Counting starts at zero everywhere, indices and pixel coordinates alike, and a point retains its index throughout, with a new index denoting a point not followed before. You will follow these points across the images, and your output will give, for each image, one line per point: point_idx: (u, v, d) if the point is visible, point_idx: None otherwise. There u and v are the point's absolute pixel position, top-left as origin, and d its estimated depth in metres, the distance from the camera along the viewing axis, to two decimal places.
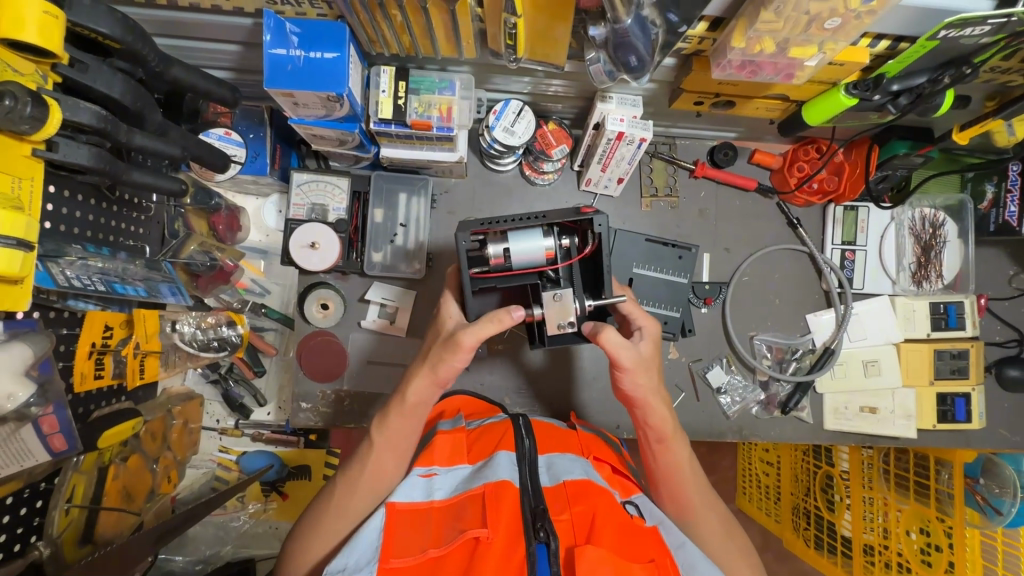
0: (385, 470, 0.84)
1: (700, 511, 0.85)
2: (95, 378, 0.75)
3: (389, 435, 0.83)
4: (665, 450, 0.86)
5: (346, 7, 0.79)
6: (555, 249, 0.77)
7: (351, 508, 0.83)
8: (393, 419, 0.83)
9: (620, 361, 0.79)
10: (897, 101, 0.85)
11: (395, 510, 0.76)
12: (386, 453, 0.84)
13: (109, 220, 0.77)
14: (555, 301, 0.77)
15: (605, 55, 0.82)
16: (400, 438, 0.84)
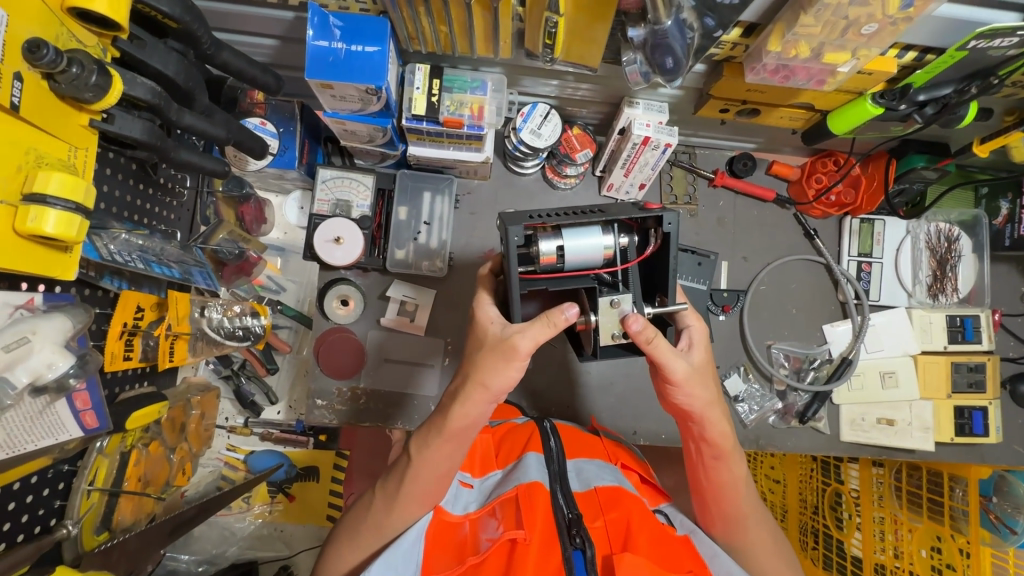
0: (426, 493, 0.77)
1: (744, 524, 0.85)
2: (125, 358, 0.75)
3: (433, 462, 0.75)
4: (722, 465, 0.83)
5: (391, 2, 0.81)
6: (615, 249, 0.72)
7: (388, 525, 0.78)
8: (438, 445, 0.75)
9: (677, 372, 0.74)
10: (924, 110, 0.88)
11: (442, 518, 0.78)
12: (428, 479, 0.76)
13: (144, 202, 0.77)
14: (611, 309, 0.72)
15: (642, 57, 0.84)
16: (444, 465, 0.76)
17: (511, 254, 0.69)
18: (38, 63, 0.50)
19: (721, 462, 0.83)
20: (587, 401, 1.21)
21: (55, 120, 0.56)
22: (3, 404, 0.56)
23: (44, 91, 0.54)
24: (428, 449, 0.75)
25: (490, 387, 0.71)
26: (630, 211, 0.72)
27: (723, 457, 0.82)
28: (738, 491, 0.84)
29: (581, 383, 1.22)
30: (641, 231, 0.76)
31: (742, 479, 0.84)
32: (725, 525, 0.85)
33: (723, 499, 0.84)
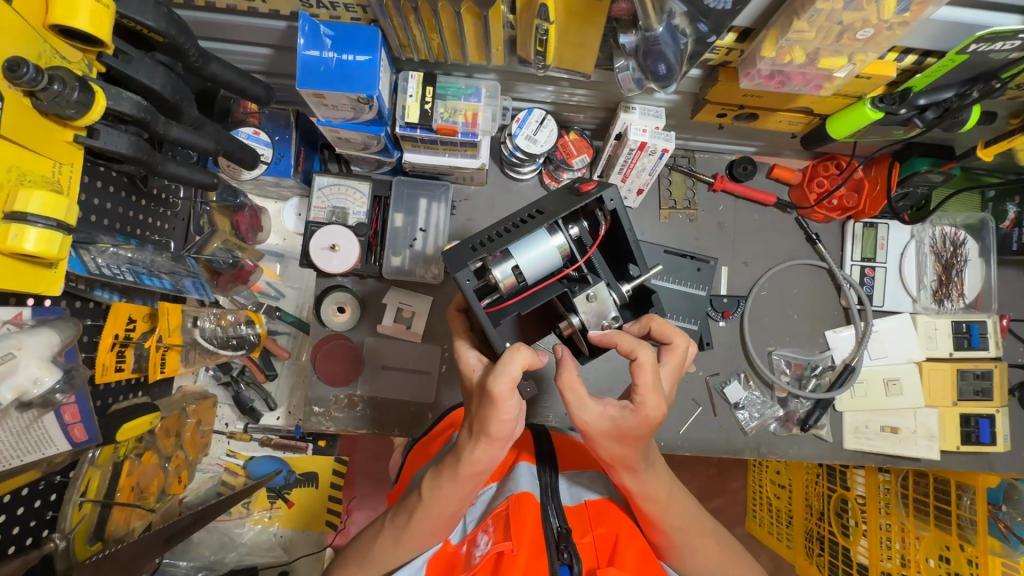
0: (434, 529, 0.75)
1: (698, 554, 0.79)
2: (117, 370, 0.75)
3: (443, 505, 0.72)
4: (661, 506, 0.76)
5: (381, 11, 0.80)
6: (568, 244, 0.73)
7: (393, 556, 0.77)
8: (450, 490, 0.70)
9: (586, 413, 0.68)
10: (924, 114, 0.86)
11: (446, 550, 0.77)
12: (436, 519, 0.73)
13: (137, 213, 0.78)
14: (590, 303, 0.72)
15: (634, 63, 0.83)
16: (454, 506, 0.72)
17: (472, 296, 0.69)
18: (18, 81, 0.50)
19: (647, 509, 0.76)
20: None
21: (38, 137, 0.56)
22: None
23: (26, 109, 0.54)
24: (439, 494, 0.71)
25: (493, 435, 0.64)
26: (569, 206, 0.73)
27: (654, 503, 0.75)
28: (683, 526, 0.78)
29: None
30: (587, 216, 0.78)
31: (683, 510, 0.78)
32: (687, 566, 0.80)
33: (665, 540, 0.79)
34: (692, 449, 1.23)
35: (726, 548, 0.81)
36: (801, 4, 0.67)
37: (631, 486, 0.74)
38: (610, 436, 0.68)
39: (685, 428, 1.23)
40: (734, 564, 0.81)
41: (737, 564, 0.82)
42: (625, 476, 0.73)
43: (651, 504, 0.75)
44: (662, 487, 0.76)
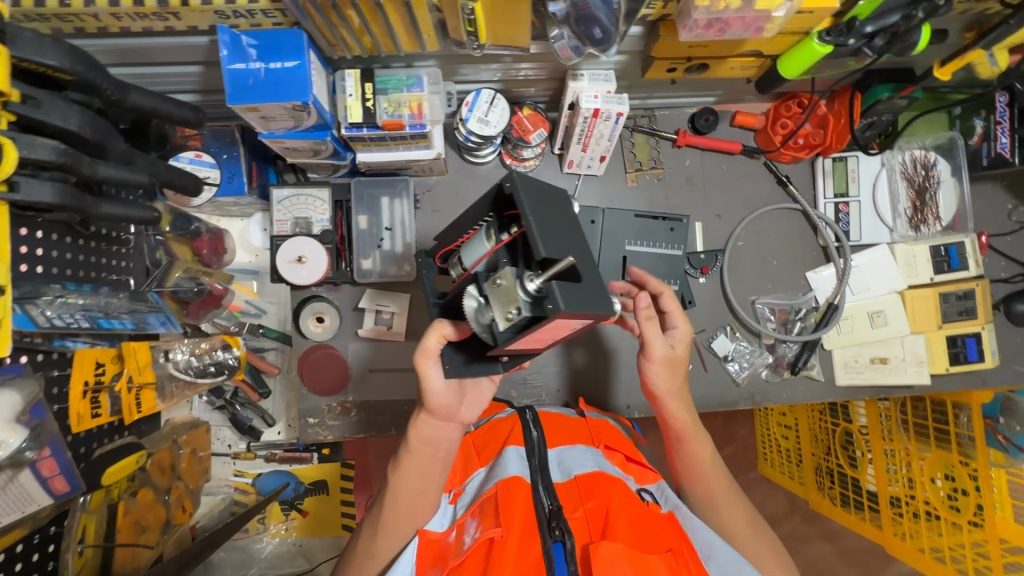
0: (404, 517, 0.78)
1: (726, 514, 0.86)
2: (94, 417, 0.75)
3: (413, 484, 0.78)
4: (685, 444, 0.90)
5: (301, 12, 0.77)
6: (497, 239, 0.63)
7: (378, 551, 0.79)
8: (416, 468, 0.77)
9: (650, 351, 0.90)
10: (873, 42, 0.83)
11: (429, 540, 0.77)
12: (408, 501, 0.78)
13: (88, 256, 0.77)
14: (496, 291, 0.59)
15: (568, 31, 0.80)
16: (424, 486, 0.78)
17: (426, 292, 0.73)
18: None
19: (692, 447, 0.91)
20: (575, 380, 1.24)
21: None
22: None
23: None
24: (408, 474, 0.77)
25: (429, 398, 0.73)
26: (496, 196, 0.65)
27: (690, 445, 0.91)
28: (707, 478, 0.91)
29: (564, 363, 1.24)
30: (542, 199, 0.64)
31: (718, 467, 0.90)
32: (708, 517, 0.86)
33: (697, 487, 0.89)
34: None
35: (751, 519, 0.86)
36: None
37: (677, 416, 0.92)
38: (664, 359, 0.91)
39: None
40: (756, 533, 0.84)
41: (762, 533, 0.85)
42: (667, 404, 0.92)
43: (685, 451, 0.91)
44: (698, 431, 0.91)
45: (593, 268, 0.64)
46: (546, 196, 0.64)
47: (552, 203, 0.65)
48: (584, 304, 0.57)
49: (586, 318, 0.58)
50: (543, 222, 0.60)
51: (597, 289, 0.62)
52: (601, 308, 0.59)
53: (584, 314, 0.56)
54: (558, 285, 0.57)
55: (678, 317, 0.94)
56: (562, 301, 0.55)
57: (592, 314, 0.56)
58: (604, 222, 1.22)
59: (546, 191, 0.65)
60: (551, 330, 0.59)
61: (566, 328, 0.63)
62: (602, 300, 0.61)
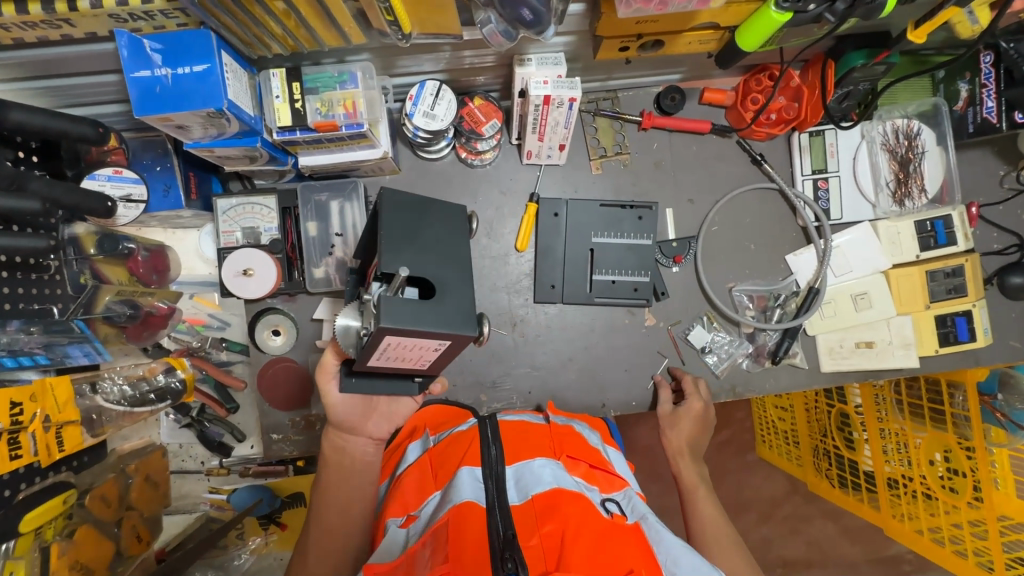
0: (327, 539, 0.87)
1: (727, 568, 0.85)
2: (12, 459, 0.70)
3: (336, 496, 0.89)
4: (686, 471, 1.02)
5: (201, 11, 0.71)
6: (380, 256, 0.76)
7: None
8: (338, 480, 0.91)
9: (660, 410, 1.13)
10: (835, 6, 0.75)
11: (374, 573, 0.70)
12: (332, 513, 0.88)
13: (4, 287, 0.73)
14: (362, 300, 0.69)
15: (496, 14, 0.73)
16: (343, 500, 0.89)
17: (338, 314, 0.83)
18: None
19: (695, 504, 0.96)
20: (547, 381, 1.19)
21: None
22: None
23: None
24: (330, 487, 0.90)
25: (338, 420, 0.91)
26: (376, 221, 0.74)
27: (701, 498, 0.96)
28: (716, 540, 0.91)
29: (535, 364, 1.19)
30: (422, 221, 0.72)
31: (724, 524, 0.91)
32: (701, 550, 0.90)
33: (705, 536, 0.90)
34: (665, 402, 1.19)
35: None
36: None
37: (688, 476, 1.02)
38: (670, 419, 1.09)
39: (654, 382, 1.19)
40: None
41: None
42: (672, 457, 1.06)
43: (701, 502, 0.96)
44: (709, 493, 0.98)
45: (459, 283, 0.70)
46: (417, 217, 0.72)
47: (425, 223, 0.72)
48: (421, 321, 0.64)
49: (428, 336, 0.65)
50: (397, 243, 0.69)
51: (455, 306, 0.68)
52: (445, 325, 0.66)
53: (420, 331, 0.64)
54: (394, 303, 0.64)
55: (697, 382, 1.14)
56: (391, 318, 0.62)
57: (428, 329, 0.64)
58: (567, 215, 1.17)
59: (414, 211, 0.72)
60: (401, 342, 0.67)
61: (429, 347, 0.69)
62: (458, 317, 0.67)
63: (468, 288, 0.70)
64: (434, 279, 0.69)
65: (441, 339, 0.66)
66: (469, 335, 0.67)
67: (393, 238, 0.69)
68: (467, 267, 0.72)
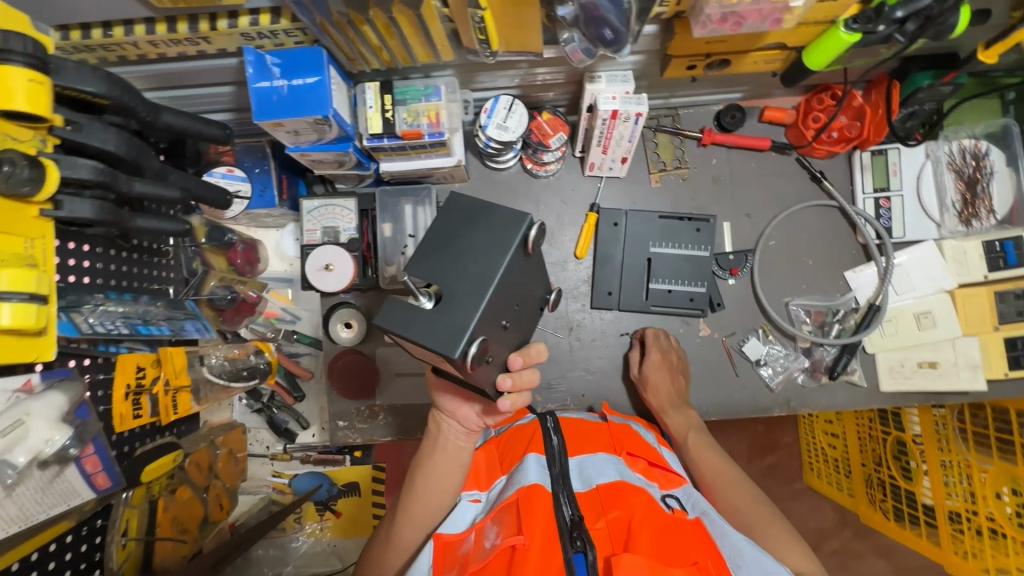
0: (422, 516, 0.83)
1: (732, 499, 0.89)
2: (135, 417, 0.80)
3: (429, 475, 0.82)
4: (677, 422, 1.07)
5: (318, 31, 0.80)
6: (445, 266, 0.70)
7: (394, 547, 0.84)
8: (431, 460, 0.82)
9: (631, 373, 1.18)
10: (906, 27, 0.78)
11: (445, 542, 0.77)
12: (425, 497, 0.82)
13: (132, 266, 0.83)
14: None
15: (579, 34, 0.80)
16: (439, 486, 0.82)
17: None
18: None
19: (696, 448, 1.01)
20: (600, 385, 1.22)
21: (3, 218, 0.58)
22: (5, 483, 0.58)
23: None
24: (422, 464, 0.83)
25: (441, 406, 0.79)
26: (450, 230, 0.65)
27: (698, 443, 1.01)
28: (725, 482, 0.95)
29: (590, 368, 1.23)
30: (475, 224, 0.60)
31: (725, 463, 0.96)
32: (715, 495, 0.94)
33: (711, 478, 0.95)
34: (717, 413, 1.20)
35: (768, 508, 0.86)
36: None
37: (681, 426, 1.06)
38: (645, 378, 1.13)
39: (707, 392, 1.20)
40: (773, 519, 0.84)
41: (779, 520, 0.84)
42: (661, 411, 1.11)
43: (698, 450, 1.01)
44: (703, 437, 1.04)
45: (468, 298, 0.56)
46: (463, 223, 0.61)
47: (469, 229, 0.60)
48: (408, 329, 0.56)
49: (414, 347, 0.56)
50: (429, 247, 0.60)
51: (452, 320, 0.56)
52: (429, 340, 0.55)
53: (403, 339, 0.56)
54: (396, 302, 0.57)
55: (653, 336, 1.16)
56: (384, 318, 0.57)
57: (408, 340, 0.55)
58: (627, 225, 1.21)
59: (472, 213, 0.61)
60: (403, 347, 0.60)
61: (435, 360, 0.59)
62: (444, 334, 0.55)
63: (477, 305, 0.55)
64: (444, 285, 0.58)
65: (428, 352, 0.56)
66: (454, 359, 0.54)
67: (431, 239, 0.61)
68: (487, 284, 0.56)
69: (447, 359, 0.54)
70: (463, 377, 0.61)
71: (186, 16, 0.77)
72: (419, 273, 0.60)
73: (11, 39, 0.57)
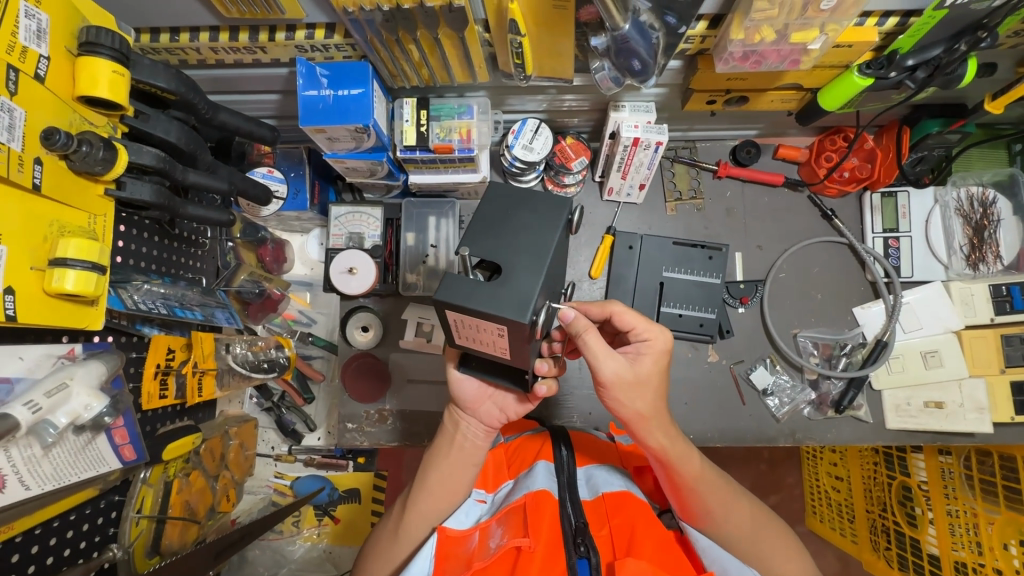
0: (433, 508, 0.84)
1: (728, 524, 0.78)
2: (161, 397, 0.84)
3: (443, 470, 0.84)
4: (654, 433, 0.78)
5: (367, 47, 0.86)
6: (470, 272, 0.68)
7: (401, 540, 0.84)
8: (446, 455, 0.85)
9: (601, 377, 0.74)
10: (915, 75, 0.83)
11: (447, 536, 0.78)
12: (438, 489, 0.84)
13: (171, 254, 0.88)
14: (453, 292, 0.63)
15: (609, 63, 0.86)
16: (452, 478, 0.84)
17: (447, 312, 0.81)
18: (53, 147, 0.59)
19: (678, 469, 0.78)
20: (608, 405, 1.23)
21: (73, 194, 0.64)
22: (46, 443, 0.64)
23: (62, 170, 0.63)
24: (436, 459, 0.85)
25: (461, 399, 0.83)
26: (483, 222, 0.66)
27: (683, 460, 0.78)
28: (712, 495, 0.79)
29: None
30: (526, 207, 0.64)
31: (710, 471, 0.81)
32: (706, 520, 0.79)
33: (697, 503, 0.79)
34: (722, 440, 1.20)
35: (762, 517, 0.82)
36: None
37: (662, 442, 0.78)
38: (629, 384, 0.75)
39: (714, 419, 1.21)
40: (770, 526, 0.82)
41: (776, 530, 0.82)
42: (638, 427, 0.78)
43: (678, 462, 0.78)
44: (683, 444, 0.79)
45: (526, 269, 0.60)
46: (509, 209, 0.64)
47: (513, 214, 0.64)
48: (475, 301, 0.58)
49: (481, 318, 0.58)
50: (480, 230, 0.63)
51: (515, 291, 0.58)
52: (497, 308, 0.57)
53: (470, 311, 0.58)
54: (457, 278, 0.59)
55: (653, 327, 0.78)
56: (448, 292, 0.59)
57: (477, 311, 0.57)
58: (641, 249, 1.25)
59: (518, 199, 0.65)
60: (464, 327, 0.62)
61: (494, 332, 0.61)
62: (511, 303, 0.57)
63: (538, 276, 0.59)
64: (502, 260, 0.61)
65: (494, 322, 0.58)
66: (523, 324, 0.57)
67: (477, 225, 0.64)
68: (543, 255, 0.60)
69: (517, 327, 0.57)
70: (520, 349, 0.64)
71: (248, 27, 0.84)
72: (476, 253, 0.62)
73: (102, 34, 0.64)
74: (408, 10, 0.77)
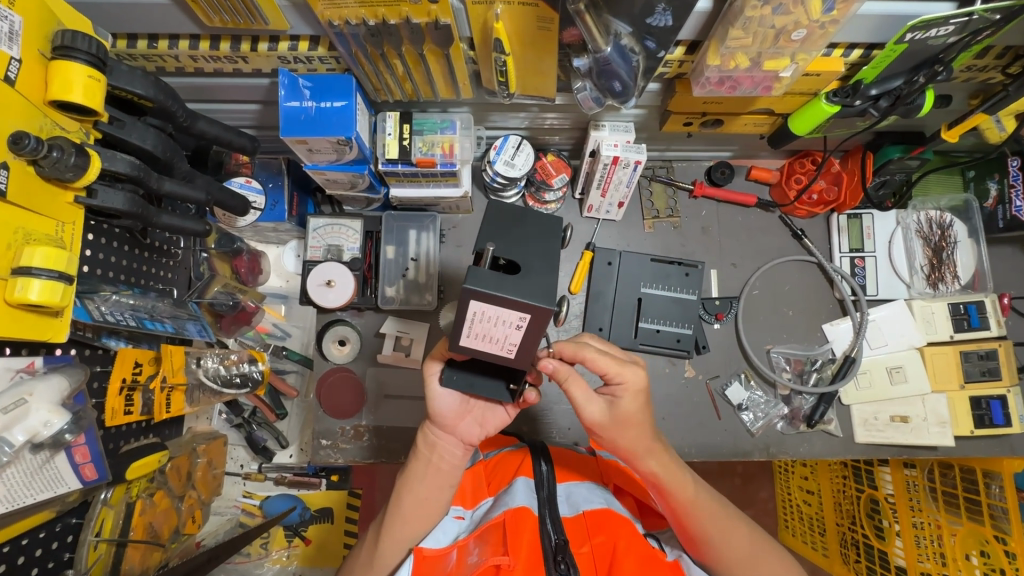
0: (410, 530, 0.82)
1: (704, 518, 0.81)
2: (126, 413, 0.81)
3: (419, 494, 0.82)
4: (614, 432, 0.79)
5: (351, 60, 0.86)
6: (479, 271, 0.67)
7: (377, 564, 0.82)
8: (423, 478, 0.83)
9: (587, 418, 0.78)
10: (879, 104, 0.88)
11: (424, 556, 0.77)
12: (415, 509, 0.82)
13: (140, 264, 0.84)
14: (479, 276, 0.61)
15: (591, 84, 0.89)
16: (429, 498, 0.83)
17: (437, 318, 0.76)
18: (21, 151, 0.57)
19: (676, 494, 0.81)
20: None
21: (41, 200, 0.62)
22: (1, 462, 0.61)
23: (29, 175, 0.61)
24: (412, 483, 0.82)
25: (441, 419, 0.82)
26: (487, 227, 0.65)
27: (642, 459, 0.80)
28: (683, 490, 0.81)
29: None
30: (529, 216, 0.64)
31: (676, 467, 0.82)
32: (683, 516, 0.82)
33: (697, 524, 0.81)
34: (700, 455, 1.22)
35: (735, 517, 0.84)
36: (733, 14, 0.71)
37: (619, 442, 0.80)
38: (612, 425, 0.78)
39: (690, 433, 1.23)
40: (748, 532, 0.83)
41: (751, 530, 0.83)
42: (605, 427, 0.79)
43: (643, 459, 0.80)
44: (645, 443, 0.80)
45: (544, 265, 0.60)
46: (509, 213, 0.64)
47: (518, 220, 0.63)
48: (503, 289, 0.57)
49: (507, 306, 0.57)
50: (493, 229, 0.62)
51: (539, 282, 0.59)
52: (524, 295, 0.57)
53: (499, 298, 0.56)
54: (478, 269, 0.58)
55: (626, 369, 0.76)
56: (476, 280, 0.57)
57: (510, 297, 0.56)
58: (620, 265, 1.27)
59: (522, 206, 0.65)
60: (490, 319, 0.59)
61: (511, 324, 0.60)
62: (539, 291, 0.58)
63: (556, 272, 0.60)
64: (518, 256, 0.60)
65: (517, 310, 0.58)
66: (548, 311, 0.57)
67: (489, 225, 0.62)
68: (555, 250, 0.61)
69: (546, 313, 0.57)
70: (531, 348, 0.63)
71: (230, 36, 0.83)
72: (495, 250, 0.61)
73: (77, 38, 0.62)
74: (395, 25, 0.78)
